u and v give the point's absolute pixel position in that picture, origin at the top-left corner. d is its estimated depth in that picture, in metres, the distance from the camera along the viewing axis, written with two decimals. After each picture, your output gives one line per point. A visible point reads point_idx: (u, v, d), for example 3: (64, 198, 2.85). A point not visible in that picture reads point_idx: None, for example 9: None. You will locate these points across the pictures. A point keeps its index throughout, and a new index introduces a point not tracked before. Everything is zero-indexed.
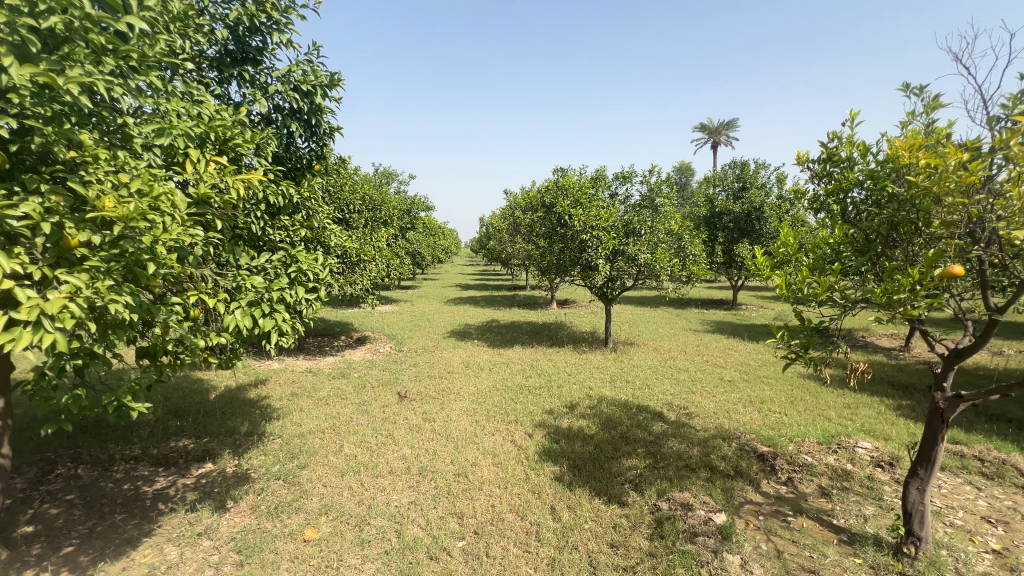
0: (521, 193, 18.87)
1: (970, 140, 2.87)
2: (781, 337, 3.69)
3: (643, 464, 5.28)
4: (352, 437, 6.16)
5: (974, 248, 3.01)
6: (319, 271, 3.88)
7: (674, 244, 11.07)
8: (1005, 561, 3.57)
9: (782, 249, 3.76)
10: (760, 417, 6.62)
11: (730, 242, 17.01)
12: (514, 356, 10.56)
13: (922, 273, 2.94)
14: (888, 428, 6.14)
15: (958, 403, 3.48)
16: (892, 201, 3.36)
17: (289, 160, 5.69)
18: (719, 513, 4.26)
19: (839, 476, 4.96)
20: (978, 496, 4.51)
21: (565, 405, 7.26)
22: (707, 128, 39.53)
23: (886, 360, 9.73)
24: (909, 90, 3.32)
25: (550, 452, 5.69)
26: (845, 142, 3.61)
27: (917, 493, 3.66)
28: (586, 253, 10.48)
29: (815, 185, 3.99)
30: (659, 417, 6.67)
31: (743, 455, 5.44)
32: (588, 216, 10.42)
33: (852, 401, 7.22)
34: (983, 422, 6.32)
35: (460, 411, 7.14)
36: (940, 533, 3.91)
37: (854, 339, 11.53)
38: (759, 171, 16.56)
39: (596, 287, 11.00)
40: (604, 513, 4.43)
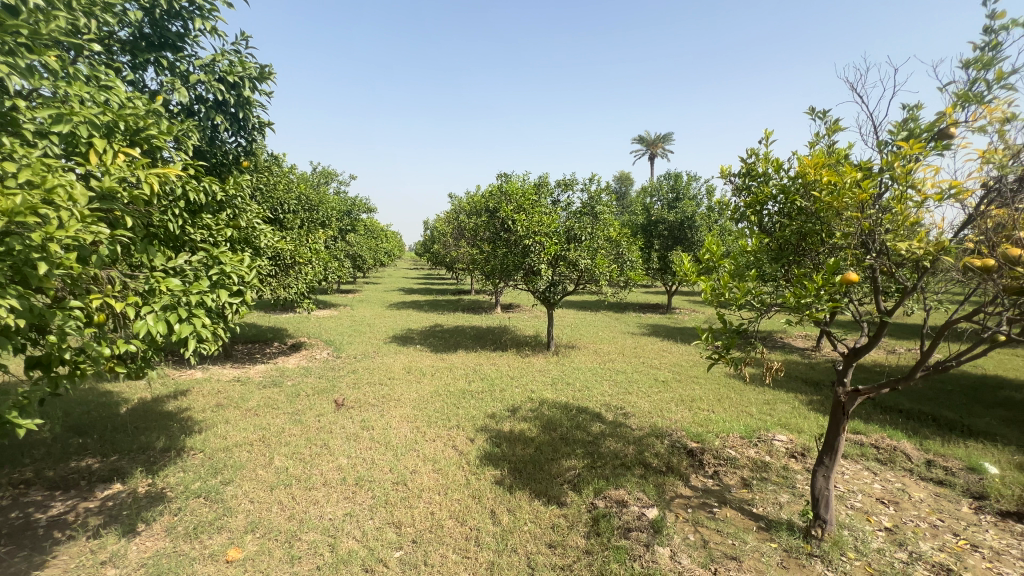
0: (465, 196, 18.85)
1: (863, 162, 3.22)
2: (706, 338, 3.91)
3: (582, 464, 5.42)
4: (284, 449, 5.83)
5: (867, 257, 3.37)
6: (244, 274, 3.65)
7: (613, 250, 11.48)
8: (894, 537, 4.02)
9: (706, 256, 4.02)
10: (690, 415, 6.99)
11: (665, 249, 17.91)
12: (457, 361, 10.48)
13: (824, 279, 3.26)
14: (801, 422, 6.69)
15: (855, 397, 3.87)
16: (800, 213, 3.69)
17: (213, 155, 5.34)
18: (651, 508, 4.46)
19: (759, 467, 5.34)
20: (875, 480, 5.03)
21: (507, 409, 7.31)
22: (645, 141, 41.44)
23: (800, 359, 10.61)
24: (815, 115, 3.65)
25: (491, 456, 5.70)
26: (762, 159, 3.92)
27: (823, 479, 4.01)
28: (529, 258, 10.62)
29: (736, 198, 4.31)
30: (597, 418, 6.87)
31: (674, 451, 5.73)
32: (531, 221, 10.58)
33: (771, 398, 7.81)
34: (878, 413, 7.06)
35: (400, 418, 6.98)
36: (844, 515, 4.31)
37: (773, 340, 12.52)
38: (691, 183, 17.60)
39: (540, 292, 11.16)
40: (543, 514, 4.49)
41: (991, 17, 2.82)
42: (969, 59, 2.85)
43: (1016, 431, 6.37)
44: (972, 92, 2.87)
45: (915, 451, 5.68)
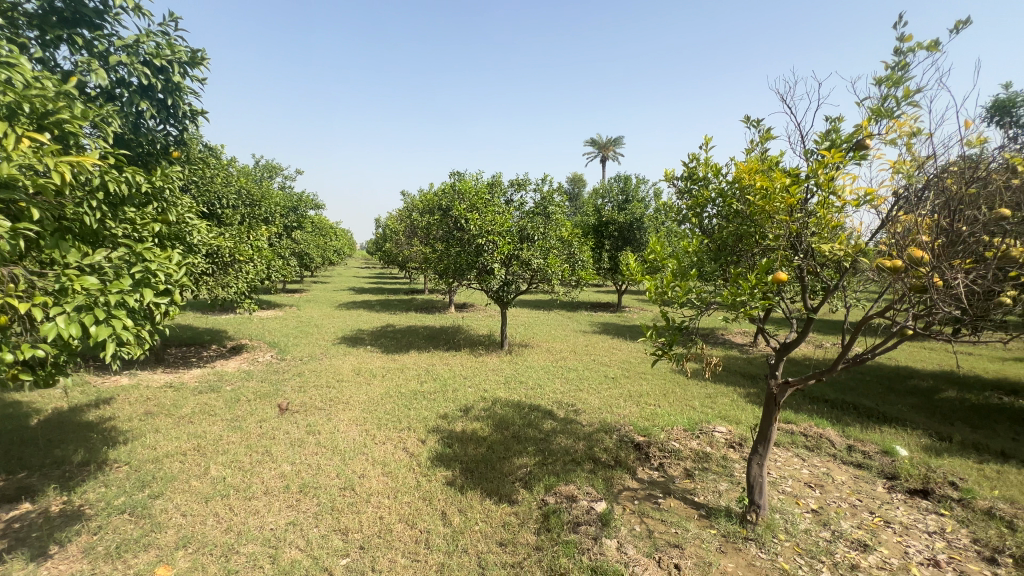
0: (418, 195, 18.55)
1: (792, 169, 3.44)
2: (650, 335, 4.05)
3: (533, 461, 5.47)
4: (221, 458, 5.51)
5: (796, 258, 3.61)
6: (172, 271, 3.40)
7: (565, 250, 11.66)
8: (819, 518, 4.33)
9: (651, 256, 4.17)
10: (638, 410, 7.23)
11: (615, 249, 18.40)
12: (409, 361, 10.29)
13: (757, 279, 3.48)
14: (739, 413, 7.08)
15: (786, 389, 4.13)
16: (737, 216, 3.89)
17: (138, 144, 4.95)
18: (600, 501, 4.57)
19: (701, 458, 5.60)
20: (803, 466, 5.40)
21: (459, 409, 7.26)
22: (597, 144, 42.39)
23: (739, 354, 11.22)
24: (750, 122, 3.85)
25: (443, 457, 5.65)
26: (702, 164, 4.09)
27: (757, 467, 4.25)
28: (482, 257, 10.59)
29: (677, 200, 4.49)
30: (549, 415, 6.96)
31: (622, 446, 5.90)
32: (484, 221, 10.56)
33: (712, 391, 8.22)
34: (806, 403, 7.60)
35: (348, 422, 6.77)
36: (776, 500, 4.60)
37: (715, 337, 13.16)
38: (640, 185, 18.18)
39: (493, 291, 11.15)
40: (494, 513, 4.50)
41: (899, 39, 3.08)
42: (882, 75, 3.11)
43: (922, 416, 7.05)
44: (884, 107, 3.13)
45: (838, 437, 6.15)
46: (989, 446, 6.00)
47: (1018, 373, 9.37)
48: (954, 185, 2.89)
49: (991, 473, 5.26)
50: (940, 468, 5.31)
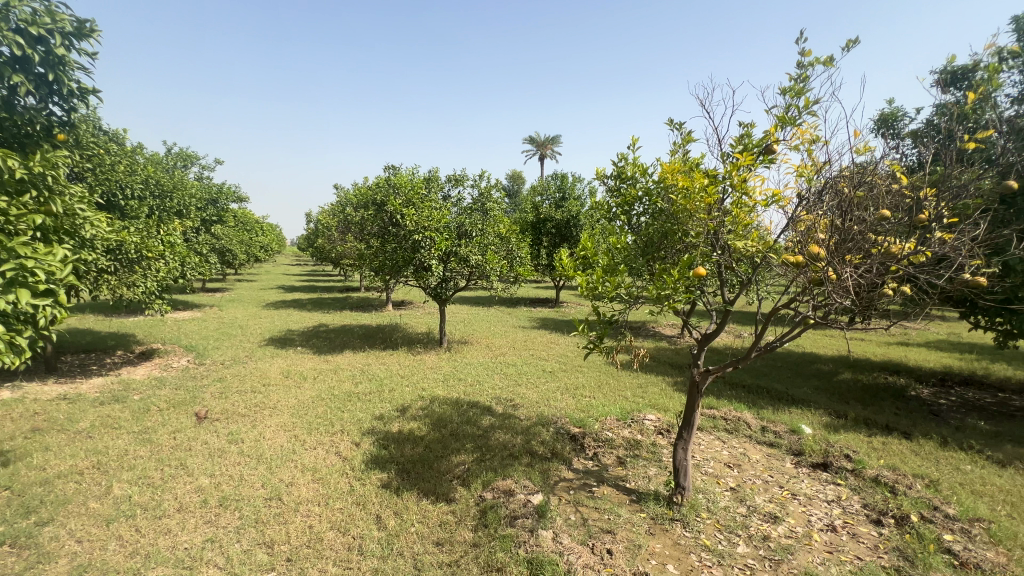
0: (352, 188, 17.85)
1: (711, 170, 3.65)
2: (583, 329, 4.16)
3: (471, 458, 5.45)
4: (126, 475, 4.99)
5: (714, 254, 3.85)
6: (55, 269, 3.03)
7: (503, 246, 11.72)
8: (737, 494, 4.67)
9: (583, 253, 4.26)
10: (574, 402, 7.43)
11: (553, 246, 18.74)
12: (343, 362, 9.89)
13: (679, 274, 3.68)
14: (667, 402, 7.48)
15: (707, 376, 4.41)
16: (662, 214, 4.08)
17: (12, 124, 4.33)
18: (536, 494, 4.64)
19: (632, 445, 5.85)
20: (723, 447, 5.80)
21: (396, 409, 7.08)
22: (536, 142, 42.93)
23: (668, 345, 11.85)
24: (672, 125, 4.01)
25: (378, 459, 5.49)
26: (630, 162, 4.24)
27: (682, 451, 4.49)
28: (419, 254, 10.38)
29: (607, 197, 4.60)
30: (487, 411, 6.97)
31: (558, 438, 6.03)
32: (420, 216, 10.34)
33: (643, 381, 8.63)
34: (727, 389, 8.17)
35: (276, 427, 6.40)
36: (699, 481, 4.91)
37: (646, 330, 13.81)
38: (576, 184, 18.64)
39: (431, 288, 10.96)
40: (430, 513, 4.44)
41: (799, 52, 3.34)
42: (787, 85, 3.38)
43: (824, 397, 7.81)
44: (788, 115, 3.40)
45: (754, 420, 6.67)
46: (877, 421, 6.76)
47: (900, 356, 10.64)
48: (846, 189, 3.22)
49: (878, 445, 5.93)
50: (837, 443, 5.91)
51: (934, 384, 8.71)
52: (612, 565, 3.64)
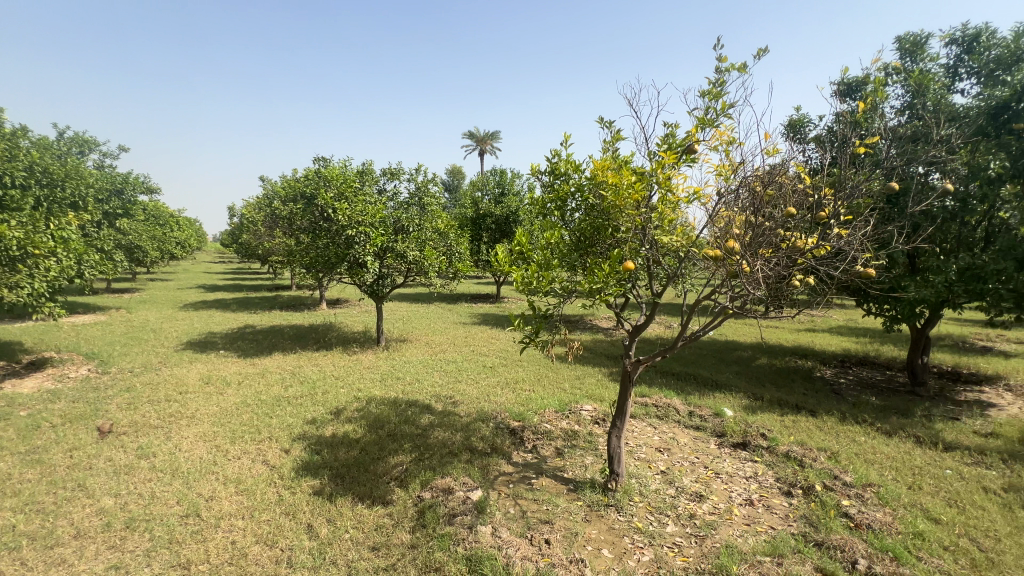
0: (281, 180, 16.82)
1: (639, 168, 3.77)
2: (518, 323, 4.17)
3: (409, 458, 5.34)
4: (10, 502, 4.39)
5: (642, 249, 4.00)
6: None
7: (442, 242, 11.56)
8: (666, 477, 4.92)
9: (517, 248, 4.26)
10: (513, 396, 7.49)
11: (493, 241, 18.75)
12: (272, 365, 9.31)
13: (610, 268, 3.80)
14: (603, 392, 7.75)
15: (638, 365, 4.60)
16: (594, 209, 4.16)
17: None
18: (476, 490, 4.62)
19: (570, 436, 6.00)
20: (654, 433, 6.09)
21: (330, 412, 6.78)
22: (477, 137, 42.63)
23: (604, 337, 12.26)
24: (602, 123, 4.09)
25: (309, 465, 5.23)
26: (563, 159, 4.27)
27: (615, 439, 4.66)
28: (353, 250, 9.97)
29: (541, 193, 4.62)
30: (427, 409, 6.86)
31: (498, 433, 6.05)
32: (353, 211, 9.94)
33: (580, 373, 8.87)
34: (658, 377, 8.59)
35: (195, 438, 5.91)
36: (632, 467, 5.12)
37: (584, 323, 14.20)
38: (515, 180, 18.74)
39: (367, 285, 10.58)
40: (366, 518, 4.29)
41: (717, 58, 3.52)
42: (706, 88, 3.56)
43: (743, 382, 8.42)
44: (707, 117, 3.58)
45: (681, 405, 7.06)
46: (788, 401, 7.39)
47: (808, 341, 11.71)
48: (758, 187, 3.45)
49: (789, 423, 6.49)
50: (754, 424, 6.40)
51: (836, 366, 9.67)
52: (549, 555, 3.71)
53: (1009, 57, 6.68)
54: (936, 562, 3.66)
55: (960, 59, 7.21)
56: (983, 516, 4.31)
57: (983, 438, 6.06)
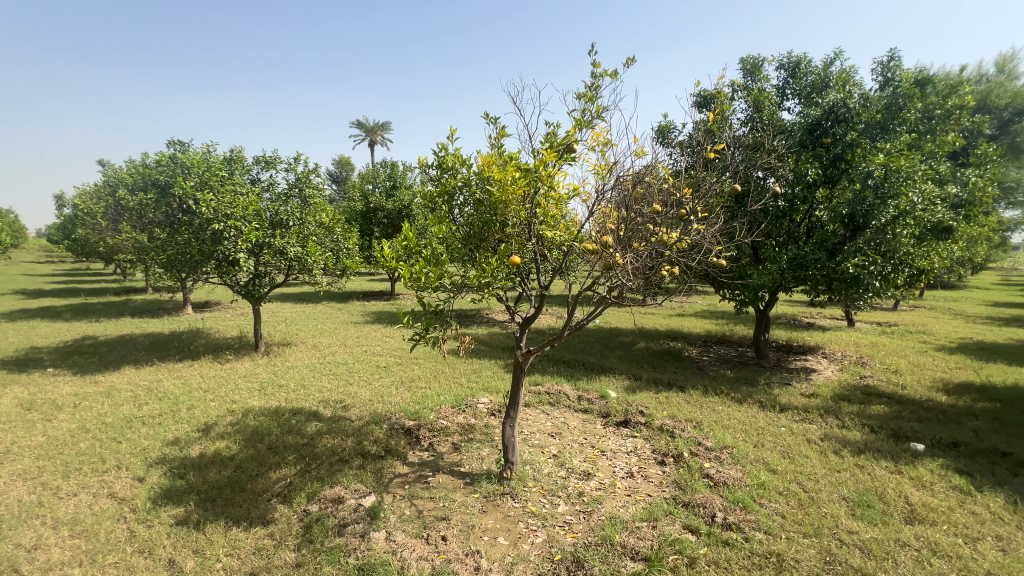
0: (127, 166, 14.41)
1: (524, 165, 3.86)
2: (407, 320, 4.06)
3: (294, 471, 4.94)
4: None
5: (529, 244, 4.14)
6: None
7: (327, 238, 10.84)
8: (558, 460, 5.18)
9: (405, 243, 4.13)
10: (409, 395, 7.32)
11: (385, 236, 18.03)
12: (120, 381, 7.97)
13: (498, 262, 3.88)
14: (499, 383, 7.91)
15: (529, 356, 4.76)
16: (482, 205, 4.18)
17: None
18: (368, 496, 4.42)
19: (466, 429, 6.03)
20: (547, 419, 6.37)
21: (197, 429, 6.01)
22: (365, 126, 40.62)
23: (500, 330, 12.49)
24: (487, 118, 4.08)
25: (172, 491, 4.59)
26: (450, 152, 4.20)
27: (510, 428, 4.78)
28: (221, 246, 8.89)
29: (428, 187, 4.53)
30: (314, 417, 6.41)
31: (392, 434, 5.86)
32: (220, 202, 8.83)
33: (477, 366, 8.95)
34: (550, 366, 8.99)
35: (11, 477, 4.85)
36: (526, 454, 5.30)
37: (480, 317, 14.31)
38: (407, 172, 18.19)
39: (241, 285, 9.54)
40: (242, 542, 3.89)
41: (591, 64, 3.74)
42: (582, 91, 3.75)
43: (625, 364, 9.17)
44: (583, 119, 3.79)
45: (571, 391, 7.48)
46: (662, 380, 8.21)
47: (678, 325, 13.11)
48: (630, 187, 3.75)
49: (663, 399, 7.22)
50: (634, 403, 7.00)
51: (700, 345, 10.98)
52: (445, 551, 3.71)
53: (821, 83, 8.07)
54: (774, 506, 4.34)
55: (787, 82, 8.52)
56: (807, 462, 5.22)
57: (808, 398, 7.32)
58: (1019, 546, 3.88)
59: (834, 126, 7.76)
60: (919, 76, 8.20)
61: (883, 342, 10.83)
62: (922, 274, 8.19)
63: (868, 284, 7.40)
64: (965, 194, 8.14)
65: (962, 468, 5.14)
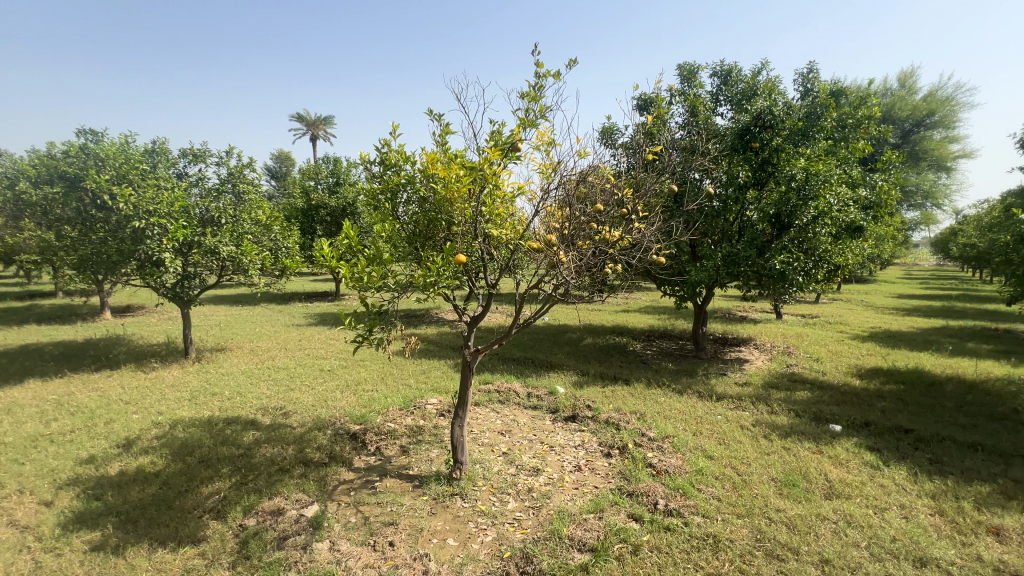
0: (29, 156, 12.93)
1: (469, 163, 3.83)
2: (349, 322, 3.92)
3: (228, 484, 4.65)
4: None
5: (475, 242, 4.11)
6: None
7: (264, 236, 10.25)
8: (507, 458, 5.20)
9: (346, 242, 3.99)
10: (354, 399, 7.09)
11: (329, 235, 17.35)
12: (24, 396, 7.17)
13: (443, 261, 3.83)
14: (448, 383, 7.83)
15: (477, 354, 4.75)
16: (427, 203, 4.11)
17: None
18: (311, 505, 4.24)
19: (414, 431, 5.92)
20: (496, 418, 6.38)
21: (117, 444, 5.52)
22: (305, 120, 38.86)
23: (450, 329, 12.36)
24: (431, 115, 4.01)
25: (87, 514, 4.19)
26: (392, 149, 4.10)
27: (459, 428, 4.74)
28: (143, 245, 8.19)
29: (371, 184, 4.40)
30: (251, 425, 6.06)
31: (337, 440, 5.65)
32: (141, 197, 8.09)
33: (426, 367, 8.81)
34: (500, 364, 9.01)
35: None
36: (476, 453, 5.28)
37: (429, 317, 14.10)
38: (351, 169, 17.56)
39: (167, 288, 8.84)
40: (169, 564, 3.61)
41: (535, 63, 3.76)
42: (526, 91, 3.76)
43: (573, 360, 9.36)
44: (528, 118, 3.80)
45: (520, 388, 7.53)
46: (609, 375, 8.45)
47: (623, 321, 13.55)
48: (574, 186, 3.82)
49: (609, 393, 7.43)
50: (582, 398, 7.16)
51: (644, 340, 11.40)
52: (393, 557, 3.62)
53: (750, 91, 8.56)
54: (711, 490, 4.59)
55: (720, 89, 9.01)
56: (740, 447, 5.55)
57: (741, 387, 7.79)
58: (919, 512, 4.32)
59: (761, 131, 8.29)
60: (834, 88, 8.92)
61: (807, 332, 11.72)
62: (839, 269, 8.93)
63: (792, 280, 7.96)
64: (874, 196, 8.95)
65: (872, 445, 5.66)
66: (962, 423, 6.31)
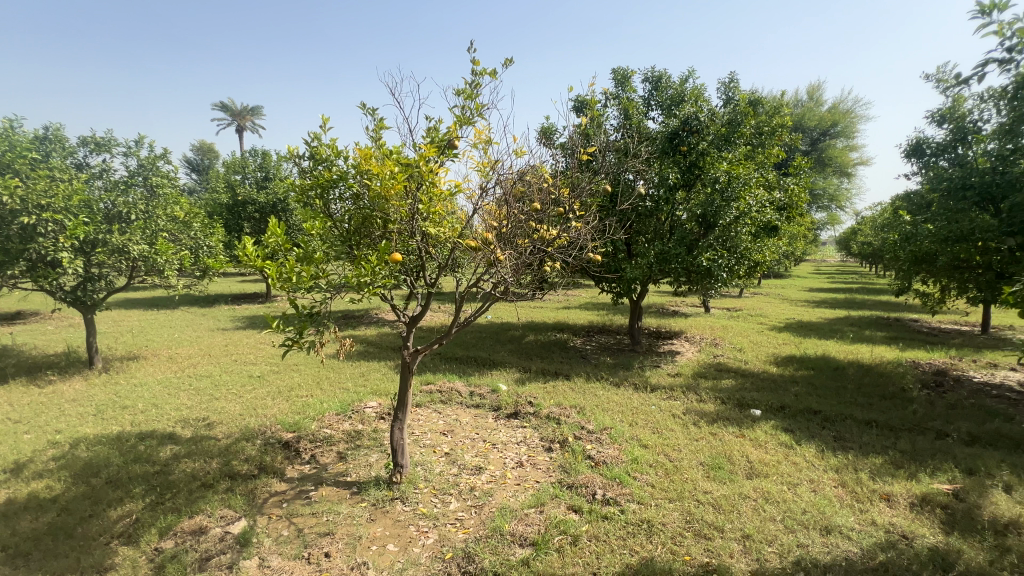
0: None
1: (405, 159, 3.74)
2: (277, 325, 3.69)
3: (141, 505, 4.24)
4: None
5: (412, 240, 4.02)
6: None
7: (182, 234, 9.47)
8: (450, 458, 5.15)
9: (272, 240, 3.75)
10: (286, 405, 6.72)
11: (257, 232, 16.33)
12: None
13: (378, 260, 3.71)
14: (388, 385, 7.63)
15: (416, 355, 4.66)
16: (362, 201, 3.97)
17: None
18: (238, 521, 3.98)
19: (352, 437, 5.71)
20: (438, 418, 6.30)
21: (4, 470, 4.87)
22: (230, 109, 36.30)
23: (390, 330, 12.05)
24: (364, 109, 3.87)
25: None
26: (323, 142, 3.92)
27: (398, 431, 4.62)
28: (31, 246, 7.16)
29: (302, 179, 4.19)
30: (169, 439, 5.58)
31: (267, 450, 5.33)
32: (30, 189, 7.04)
33: (364, 369, 8.52)
34: (442, 364, 8.90)
35: None
36: (417, 455, 5.19)
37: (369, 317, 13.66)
38: (281, 163, 16.61)
39: (65, 292, 7.91)
40: None
41: (471, 61, 3.74)
42: (462, 87, 3.74)
43: (516, 357, 9.45)
44: (464, 115, 3.78)
45: (462, 387, 7.48)
46: (550, 370, 8.60)
47: (564, 317, 13.85)
48: (511, 185, 3.84)
49: (550, 389, 7.57)
50: (523, 394, 7.23)
51: (583, 335, 11.73)
52: (329, 568, 3.48)
53: (678, 97, 9.02)
54: (645, 478, 4.81)
55: (651, 94, 9.43)
56: (672, 435, 5.86)
57: (673, 378, 8.22)
58: (826, 485, 4.78)
59: (688, 136, 8.78)
60: (751, 97, 9.61)
61: (731, 324, 12.57)
62: (757, 266, 9.64)
63: (718, 275, 8.50)
64: (787, 198, 9.76)
65: (787, 426, 6.18)
66: (861, 403, 7.03)
